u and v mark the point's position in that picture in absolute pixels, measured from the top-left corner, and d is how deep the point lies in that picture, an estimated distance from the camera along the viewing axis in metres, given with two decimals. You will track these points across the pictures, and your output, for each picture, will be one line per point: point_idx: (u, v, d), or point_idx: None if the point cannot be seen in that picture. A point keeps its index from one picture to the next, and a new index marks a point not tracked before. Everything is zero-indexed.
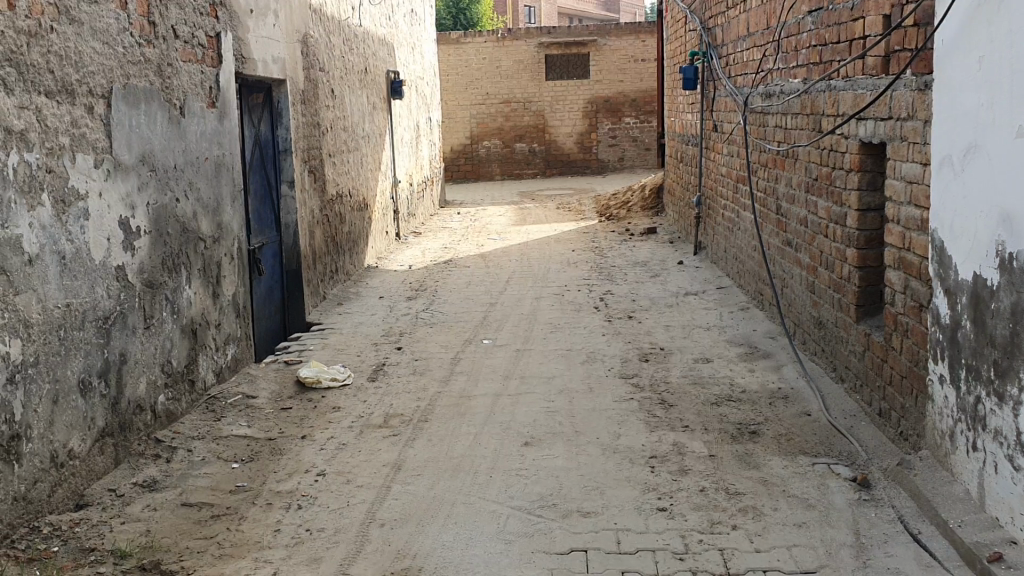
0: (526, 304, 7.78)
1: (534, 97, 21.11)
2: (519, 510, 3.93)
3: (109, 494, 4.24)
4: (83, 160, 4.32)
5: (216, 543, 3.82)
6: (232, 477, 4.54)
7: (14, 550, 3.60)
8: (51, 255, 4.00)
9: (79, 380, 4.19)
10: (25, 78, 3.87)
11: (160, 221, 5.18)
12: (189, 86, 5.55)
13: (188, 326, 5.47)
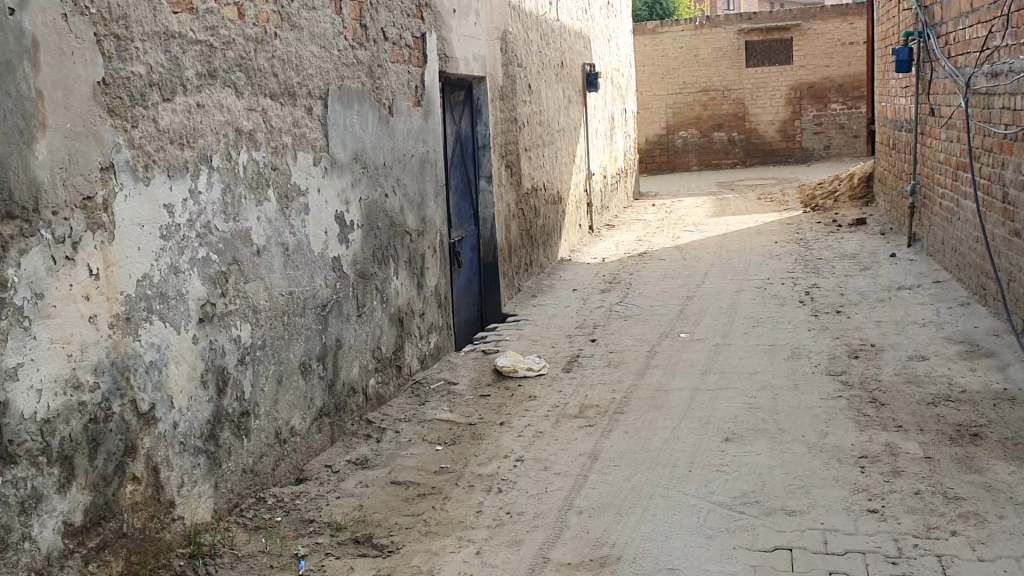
0: (725, 297, 7.61)
1: (734, 84, 20.59)
2: (720, 505, 3.86)
3: (326, 470, 4.52)
4: (304, 158, 4.61)
5: (423, 521, 3.99)
6: (436, 459, 4.73)
7: (243, 518, 3.90)
8: (276, 246, 4.30)
9: (300, 362, 4.49)
10: (252, 81, 4.16)
11: (371, 215, 5.45)
12: (397, 85, 5.79)
13: (396, 315, 5.72)
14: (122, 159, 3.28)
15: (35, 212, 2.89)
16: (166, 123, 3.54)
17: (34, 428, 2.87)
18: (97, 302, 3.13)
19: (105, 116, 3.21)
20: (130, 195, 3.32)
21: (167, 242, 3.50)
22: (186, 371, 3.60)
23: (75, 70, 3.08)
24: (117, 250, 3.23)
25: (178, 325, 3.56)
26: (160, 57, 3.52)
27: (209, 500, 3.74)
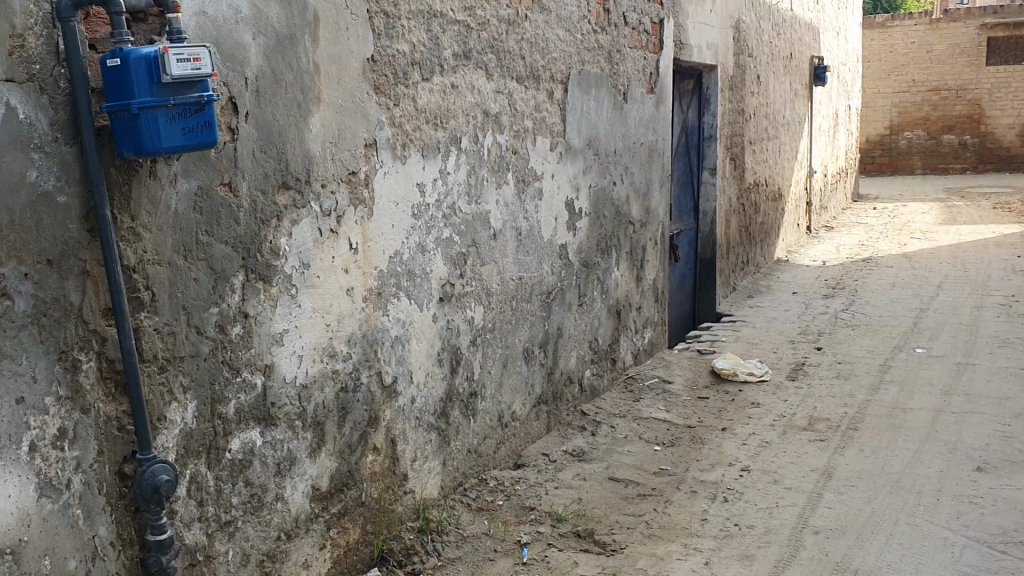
0: (965, 313, 7.04)
1: (970, 83, 19.16)
2: (977, 542, 3.52)
3: (544, 458, 4.47)
4: (542, 142, 4.57)
5: (645, 523, 3.87)
6: (656, 459, 4.58)
7: (466, 498, 3.90)
8: (510, 230, 4.28)
9: (524, 347, 4.46)
10: (502, 63, 4.14)
11: (599, 203, 5.35)
12: (633, 71, 5.66)
13: (614, 307, 5.61)
14: (383, 136, 3.32)
15: (307, 183, 2.95)
16: (424, 102, 3.56)
17: (294, 393, 2.94)
18: (355, 275, 3.19)
19: (372, 93, 3.26)
20: (389, 171, 3.36)
21: (417, 221, 3.54)
22: (425, 349, 3.63)
23: (349, 45, 3.13)
24: (374, 225, 3.28)
25: (421, 302, 3.58)
26: (423, 36, 3.54)
27: (438, 477, 3.77)
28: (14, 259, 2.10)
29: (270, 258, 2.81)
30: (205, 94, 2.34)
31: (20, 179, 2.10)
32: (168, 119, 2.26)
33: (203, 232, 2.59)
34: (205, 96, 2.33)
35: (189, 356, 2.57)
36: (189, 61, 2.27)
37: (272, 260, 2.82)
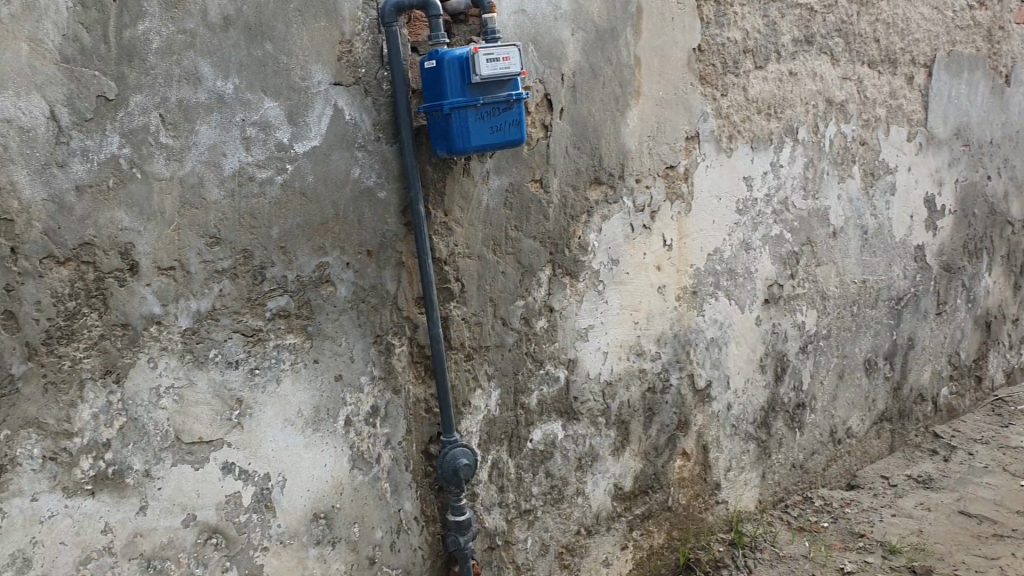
0: None
1: None
2: None
3: (883, 482, 4.07)
4: (897, 132, 4.14)
5: (998, 568, 3.38)
6: (1020, 496, 3.99)
7: (787, 514, 3.66)
8: (854, 228, 3.93)
9: (865, 358, 4.08)
10: (850, 47, 3.81)
11: (969, 200, 4.75)
12: (1019, 51, 4.96)
13: (983, 318, 4.96)
14: (707, 128, 3.19)
15: (621, 178, 2.91)
16: (755, 92, 3.37)
17: (599, 388, 2.92)
18: (668, 273, 3.10)
19: (697, 85, 3.14)
20: (712, 165, 3.22)
21: (741, 217, 3.36)
22: (745, 353, 3.44)
23: (674, 35, 3.04)
24: (691, 222, 3.17)
25: (742, 303, 3.40)
26: (757, 22, 3.35)
27: (755, 489, 3.57)
28: (338, 248, 2.24)
29: (578, 252, 2.81)
30: (515, 93, 2.34)
31: (345, 175, 2.24)
32: (478, 117, 2.30)
33: (513, 227, 2.65)
34: (514, 95, 2.33)
35: (494, 346, 2.64)
36: (499, 61, 2.28)
37: (581, 255, 2.82)
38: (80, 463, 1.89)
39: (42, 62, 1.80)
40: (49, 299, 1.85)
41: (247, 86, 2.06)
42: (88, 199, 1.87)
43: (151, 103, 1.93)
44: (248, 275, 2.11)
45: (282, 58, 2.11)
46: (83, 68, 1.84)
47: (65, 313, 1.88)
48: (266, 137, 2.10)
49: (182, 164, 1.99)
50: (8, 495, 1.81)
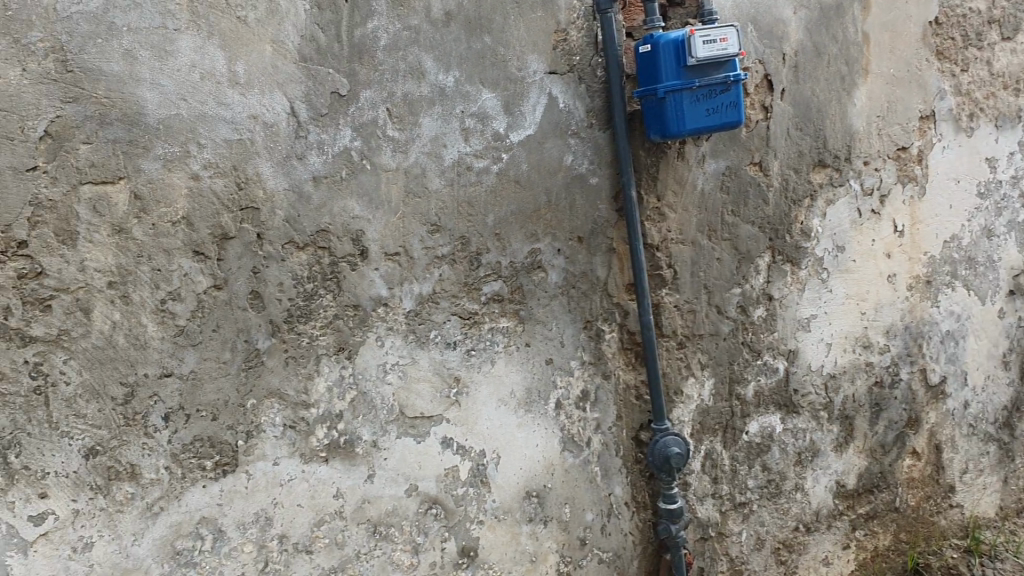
0: None
1: None
2: None
3: None
4: None
5: None
6: None
7: None
8: None
9: None
10: None
11: None
12: None
13: None
14: (946, 107, 2.97)
15: (847, 161, 2.78)
16: (1002, 66, 3.10)
17: (820, 381, 2.80)
18: (898, 261, 2.91)
19: (933, 60, 2.93)
20: (950, 145, 3.00)
21: (983, 201, 3.09)
22: (986, 348, 3.16)
23: (908, 9, 2.86)
24: (926, 207, 2.96)
25: (983, 295, 3.13)
26: None
27: (996, 495, 3.27)
28: (550, 234, 2.28)
29: (800, 239, 2.71)
30: (732, 74, 2.28)
31: (559, 163, 2.27)
32: (693, 100, 2.27)
33: (729, 212, 2.60)
34: (732, 76, 2.28)
35: (708, 334, 2.60)
36: (717, 42, 2.24)
37: (803, 241, 2.71)
38: (315, 432, 2.05)
39: (284, 62, 1.96)
40: (289, 281, 2.01)
41: (466, 78, 2.15)
42: (323, 189, 2.02)
43: (379, 98, 2.05)
44: (465, 261, 2.20)
45: (500, 49, 2.18)
46: (319, 67, 1.99)
47: (303, 294, 2.03)
48: (484, 127, 2.18)
49: (407, 155, 2.10)
50: (253, 458, 1.98)
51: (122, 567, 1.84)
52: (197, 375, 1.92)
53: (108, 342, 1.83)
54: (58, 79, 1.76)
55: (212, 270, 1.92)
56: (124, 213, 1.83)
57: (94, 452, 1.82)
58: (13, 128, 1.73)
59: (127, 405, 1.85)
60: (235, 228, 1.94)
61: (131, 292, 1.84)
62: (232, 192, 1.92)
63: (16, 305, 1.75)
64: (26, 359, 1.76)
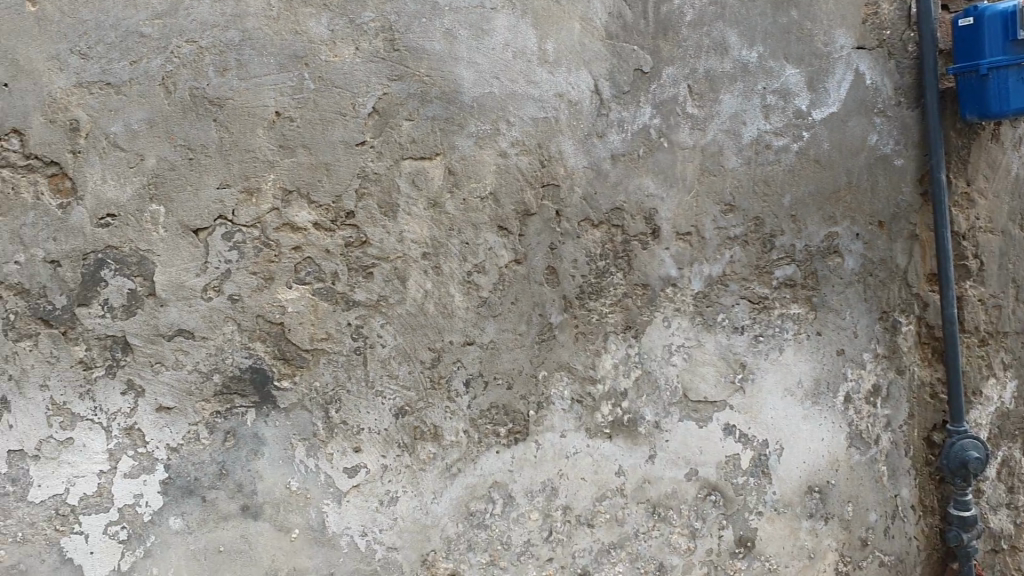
0: None
1: None
2: None
3: None
4: None
5: None
6: None
7: None
8: None
9: None
10: None
11: None
12: None
13: None
14: None
15: None
16: None
17: None
18: None
19: None
20: None
21: None
22: None
23: None
24: None
25: None
26: None
27: None
28: (849, 218, 2.16)
29: None
30: None
31: (862, 143, 2.15)
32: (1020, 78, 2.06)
33: None
34: None
35: (1014, 333, 2.37)
36: None
37: None
38: (600, 408, 2.04)
39: (591, 40, 1.97)
40: (584, 258, 2.01)
41: (770, 54, 2.07)
42: (621, 166, 2.00)
43: (681, 74, 2.01)
44: (758, 243, 2.10)
45: (807, 24, 2.09)
46: (624, 43, 1.98)
47: (596, 271, 2.02)
48: (786, 104, 2.09)
49: (705, 132, 2.04)
50: (543, 429, 2.02)
51: (421, 522, 1.94)
52: (496, 344, 1.98)
53: (420, 309, 1.92)
54: (387, 57, 1.86)
55: (514, 245, 1.96)
56: (439, 186, 1.91)
57: (403, 412, 1.92)
58: (346, 104, 1.84)
59: (433, 369, 1.94)
60: (537, 205, 1.97)
61: (441, 263, 1.92)
62: (536, 168, 1.95)
63: (344, 271, 1.87)
64: (349, 322, 1.88)
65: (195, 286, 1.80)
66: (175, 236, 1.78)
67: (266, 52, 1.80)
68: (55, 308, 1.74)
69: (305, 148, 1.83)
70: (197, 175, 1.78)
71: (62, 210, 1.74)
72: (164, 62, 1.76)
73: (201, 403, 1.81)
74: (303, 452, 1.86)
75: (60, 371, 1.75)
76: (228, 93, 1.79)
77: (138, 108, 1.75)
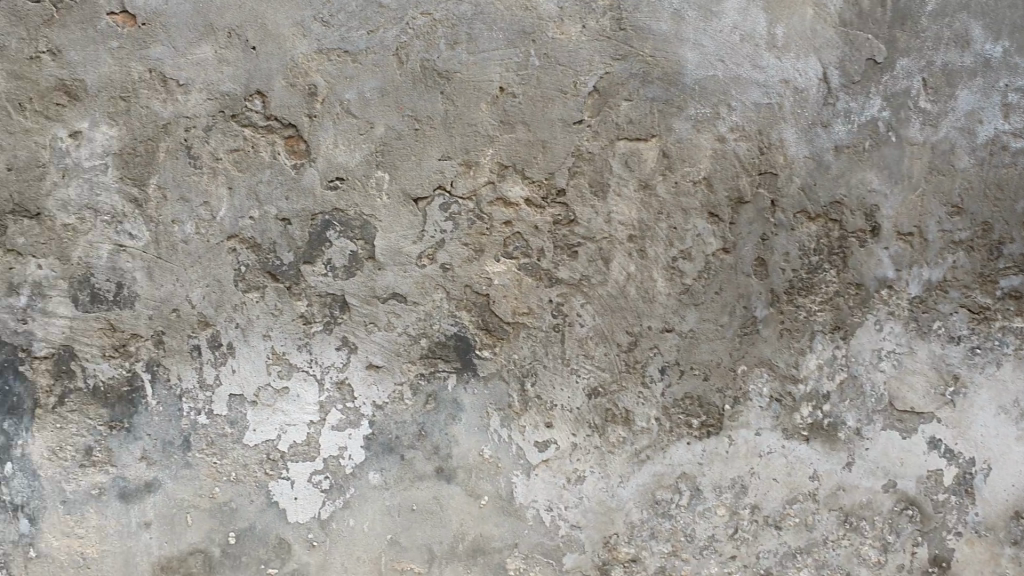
0: None
1: None
2: None
3: None
4: None
5: None
6: None
7: None
8: None
9: None
10: None
11: None
12: None
13: None
14: None
15: None
16: None
17: None
18: None
19: None
20: None
21: None
22: None
23: None
24: None
25: None
26: None
27: None
28: None
29: None
30: None
31: None
32: None
33: None
34: None
35: None
36: None
37: None
38: (800, 409, 1.93)
39: (824, 26, 1.89)
40: (796, 252, 1.91)
41: (1017, 50, 1.91)
42: (844, 159, 1.91)
43: (917, 66, 1.91)
44: (984, 250, 1.92)
45: None
46: (858, 32, 1.90)
47: (807, 266, 1.92)
48: None
49: (938, 129, 1.92)
50: (738, 424, 1.93)
51: (607, 505, 1.92)
52: (697, 334, 1.91)
53: (622, 292, 1.90)
54: (613, 36, 1.85)
55: (724, 233, 1.90)
56: (653, 169, 1.88)
57: (597, 393, 1.91)
58: (569, 82, 1.85)
59: (630, 353, 1.91)
60: (751, 193, 1.90)
61: (648, 247, 1.89)
62: (754, 156, 1.89)
63: (551, 249, 1.88)
64: (552, 299, 1.89)
65: (411, 253, 1.85)
66: (395, 204, 1.84)
67: (497, 27, 1.83)
68: (282, 264, 1.83)
69: (525, 124, 1.85)
70: (421, 146, 1.83)
71: (296, 170, 1.82)
72: (399, 33, 1.81)
73: (407, 364, 1.86)
74: (498, 422, 1.89)
75: (281, 323, 1.84)
76: (457, 66, 1.83)
77: (371, 77, 1.82)
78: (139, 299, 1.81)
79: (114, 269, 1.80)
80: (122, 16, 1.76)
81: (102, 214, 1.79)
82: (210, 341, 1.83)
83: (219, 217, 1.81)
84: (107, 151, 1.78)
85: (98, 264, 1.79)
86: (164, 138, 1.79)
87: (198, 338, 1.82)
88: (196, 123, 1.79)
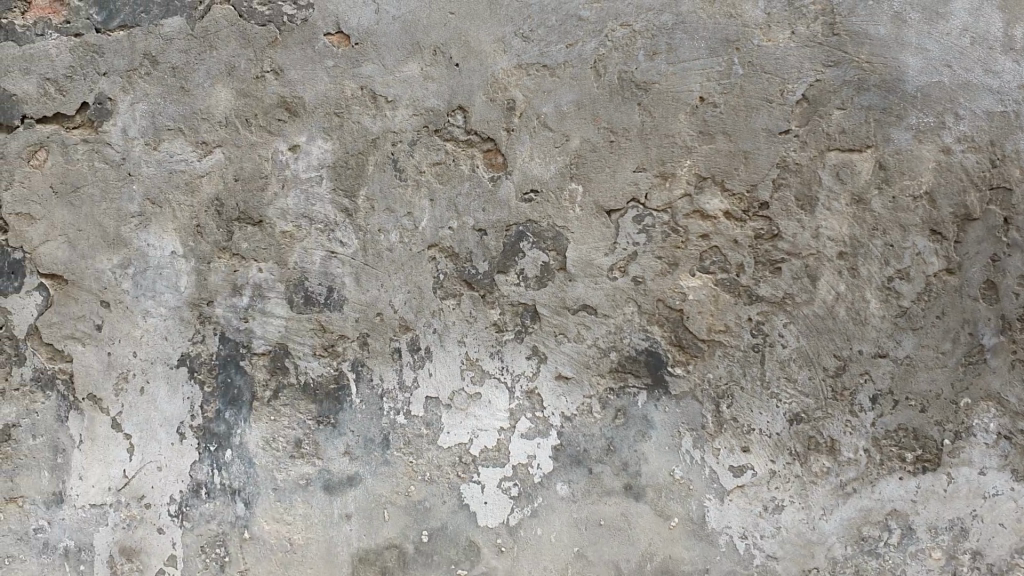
0: None
1: None
2: None
3: None
4: None
5: None
6: None
7: None
8: None
9: None
10: None
11: None
12: None
13: None
14: None
15: None
16: None
17: None
18: None
19: None
20: None
21: None
22: None
23: None
24: None
25: None
26: None
27: None
28: None
29: None
30: None
31: None
32: None
33: None
34: None
35: None
36: None
37: None
38: None
39: None
40: None
41: None
42: None
43: None
44: None
45: None
46: None
47: None
48: None
49: None
50: (958, 462, 1.76)
51: (807, 538, 1.81)
52: (913, 361, 1.77)
53: (829, 313, 1.79)
54: (824, 42, 1.76)
55: (947, 252, 1.74)
56: (867, 182, 1.76)
57: (799, 419, 1.81)
58: (774, 91, 1.77)
59: (837, 378, 1.79)
60: (981, 209, 1.73)
61: (859, 265, 1.77)
62: (984, 168, 1.72)
63: (750, 265, 1.81)
64: (750, 317, 1.81)
65: (603, 266, 1.84)
66: (589, 215, 1.84)
67: (698, 36, 1.79)
68: (477, 272, 1.87)
69: (726, 135, 1.79)
70: (616, 157, 1.82)
71: (493, 182, 1.86)
72: (598, 45, 1.81)
73: (597, 377, 1.86)
74: (689, 442, 1.84)
75: (476, 330, 1.88)
76: (656, 77, 1.80)
77: (568, 90, 1.83)
78: (348, 303, 1.92)
79: (326, 274, 1.92)
80: (338, 37, 1.88)
81: (316, 222, 1.91)
82: (410, 344, 1.90)
83: (421, 226, 1.89)
84: (323, 162, 1.90)
85: (312, 269, 1.92)
86: (373, 151, 1.89)
87: (399, 340, 1.91)
88: (402, 137, 1.88)
